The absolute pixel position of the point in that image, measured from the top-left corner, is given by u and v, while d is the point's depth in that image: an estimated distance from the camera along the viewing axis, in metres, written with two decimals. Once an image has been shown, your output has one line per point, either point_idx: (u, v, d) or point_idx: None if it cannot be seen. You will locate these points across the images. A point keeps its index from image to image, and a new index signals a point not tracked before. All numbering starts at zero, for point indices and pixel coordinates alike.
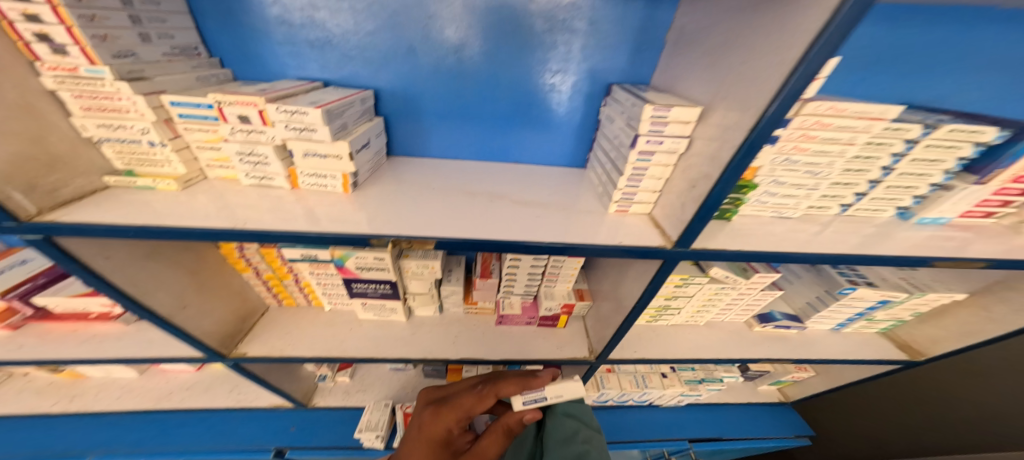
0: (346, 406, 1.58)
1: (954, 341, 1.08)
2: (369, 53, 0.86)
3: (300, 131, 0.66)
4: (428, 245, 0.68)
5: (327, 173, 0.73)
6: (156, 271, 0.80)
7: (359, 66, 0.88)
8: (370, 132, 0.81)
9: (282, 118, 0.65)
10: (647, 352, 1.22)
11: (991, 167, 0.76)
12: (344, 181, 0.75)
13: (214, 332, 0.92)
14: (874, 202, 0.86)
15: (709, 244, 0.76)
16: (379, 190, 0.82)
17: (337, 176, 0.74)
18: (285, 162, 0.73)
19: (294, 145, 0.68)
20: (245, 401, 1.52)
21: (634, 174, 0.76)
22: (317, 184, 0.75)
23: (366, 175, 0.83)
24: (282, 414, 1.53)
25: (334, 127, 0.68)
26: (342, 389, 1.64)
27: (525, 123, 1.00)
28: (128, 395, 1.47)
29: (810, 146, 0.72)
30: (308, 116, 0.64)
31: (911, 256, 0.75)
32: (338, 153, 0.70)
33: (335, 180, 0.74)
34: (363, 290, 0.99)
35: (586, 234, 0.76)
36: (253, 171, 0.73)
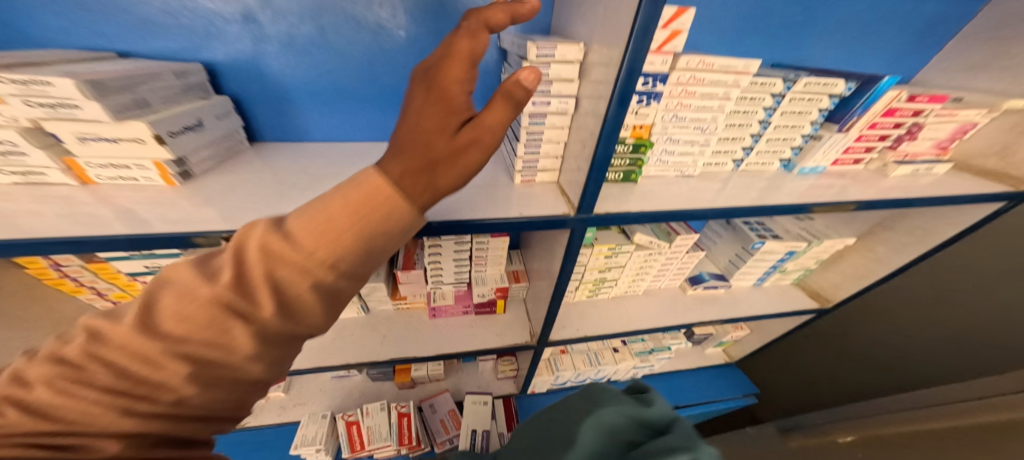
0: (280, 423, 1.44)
1: (847, 285, 1.17)
2: (188, 20, 0.68)
3: (52, 108, 0.48)
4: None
5: (129, 163, 0.58)
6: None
7: (179, 37, 0.69)
8: (201, 111, 0.64)
9: (14, 92, 0.46)
10: (588, 329, 1.19)
11: (847, 115, 0.78)
12: (161, 171, 0.60)
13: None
14: (761, 156, 0.87)
15: (612, 208, 0.71)
16: (231, 180, 0.67)
17: (147, 165, 0.59)
18: (54, 150, 0.56)
19: (53, 127, 0.51)
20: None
21: (531, 140, 0.70)
22: (118, 175, 0.60)
23: (203, 164, 0.68)
24: None
25: (115, 103, 0.50)
26: (277, 405, 1.48)
27: None
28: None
29: (691, 102, 0.71)
30: (54, 88, 0.46)
31: (797, 204, 0.77)
32: (137, 137, 0.54)
33: (147, 169, 0.59)
34: None
35: (482, 208, 0.69)
36: (5, 165, 0.54)
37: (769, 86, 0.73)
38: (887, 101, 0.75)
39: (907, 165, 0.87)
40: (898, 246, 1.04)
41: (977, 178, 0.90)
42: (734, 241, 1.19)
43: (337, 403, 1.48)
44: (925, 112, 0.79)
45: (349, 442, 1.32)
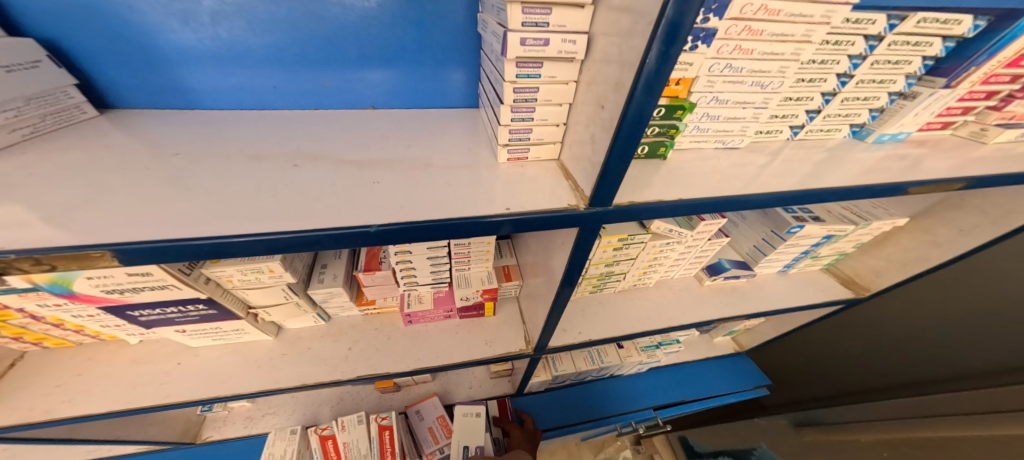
0: (248, 435, 1.29)
1: (893, 270, 1.03)
2: None
3: None
4: (103, 260, 0.36)
5: None
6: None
7: None
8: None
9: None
10: (593, 332, 1.02)
11: (962, 66, 0.59)
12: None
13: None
14: (828, 122, 0.66)
15: (637, 196, 0.51)
16: (58, 162, 0.45)
17: None
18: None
19: None
20: (100, 449, 1.22)
21: (520, 99, 0.48)
22: None
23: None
24: (162, 456, 1.22)
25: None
26: (243, 415, 1.33)
27: (366, 47, 0.63)
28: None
29: (755, 46, 0.48)
30: None
31: (879, 184, 0.58)
32: None
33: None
34: (158, 315, 0.65)
35: (458, 199, 0.48)
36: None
37: (868, 25, 0.52)
38: (1022, 45, 0.56)
39: (1015, 129, 0.68)
40: (967, 226, 0.90)
41: None
42: (760, 223, 1.01)
43: (311, 413, 1.33)
44: None
45: (324, 455, 1.20)
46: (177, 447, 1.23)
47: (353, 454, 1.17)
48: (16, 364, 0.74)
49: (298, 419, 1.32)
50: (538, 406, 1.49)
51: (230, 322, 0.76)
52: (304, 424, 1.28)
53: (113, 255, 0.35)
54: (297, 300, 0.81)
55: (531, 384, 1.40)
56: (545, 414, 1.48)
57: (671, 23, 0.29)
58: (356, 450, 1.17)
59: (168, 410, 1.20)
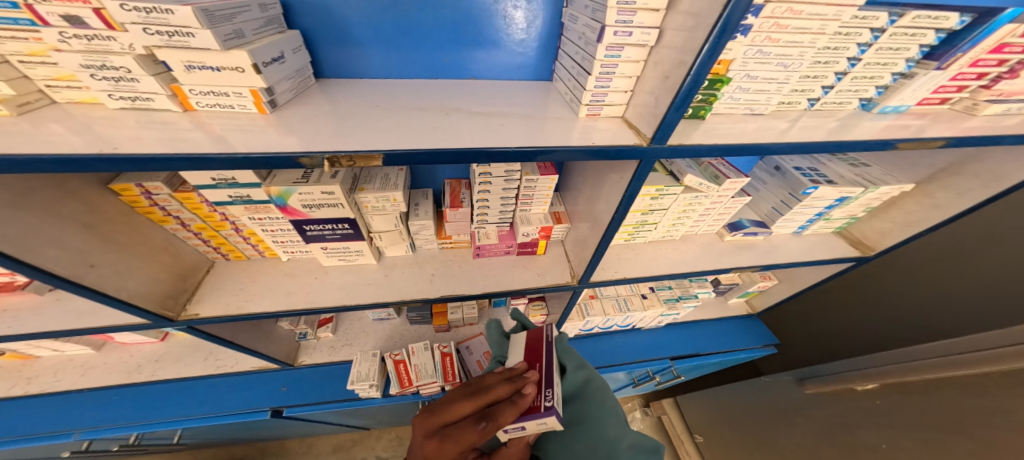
0: (333, 362, 1.56)
1: (896, 233, 1.16)
2: None
3: (170, 36, 0.53)
4: (375, 161, 0.59)
5: (228, 90, 0.61)
6: (53, 237, 0.66)
7: None
8: (282, 43, 0.67)
9: (136, 20, 0.51)
10: (628, 272, 1.22)
11: (950, 52, 0.74)
12: (256, 99, 0.63)
13: (148, 294, 0.81)
14: (840, 95, 0.83)
15: (685, 141, 0.71)
16: (305, 110, 0.69)
17: (244, 93, 0.61)
18: (163, 77, 0.58)
19: (167, 55, 0.55)
20: (225, 366, 1.50)
21: (603, 72, 0.68)
22: (216, 105, 0.63)
23: (286, 97, 0.70)
24: (272, 374, 1.51)
25: (221, 31, 0.55)
26: (327, 345, 1.62)
27: (480, 28, 0.86)
28: (94, 374, 1.41)
29: (780, 37, 0.67)
30: (175, 16, 0.51)
31: (875, 141, 0.75)
32: (238, 65, 0.57)
33: (244, 98, 0.62)
34: (319, 231, 0.89)
35: (562, 140, 0.69)
36: (117, 89, 0.58)
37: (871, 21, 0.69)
38: (1001, 35, 0.70)
39: (1001, 104, 0.81)
40: (960, 191, 1.00)
41: None
42: (780, 187, 1.18)
43: (382, 343, 1.60)
44: None
45: (399, 380, 1.42)
46: (281, 368, 1.53)
47: (422, 373, 1.43)
48: (209, 271, 0.99)
49: (372, 348, 1.59)
50: None
51: (356, 243, 1.00)
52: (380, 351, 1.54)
53: (379, 156, 0.58)
54: (401, 228, 1.04)
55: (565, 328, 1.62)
56: None
57: (723, 24, 0.49)
58: (425, 370, 1.43)
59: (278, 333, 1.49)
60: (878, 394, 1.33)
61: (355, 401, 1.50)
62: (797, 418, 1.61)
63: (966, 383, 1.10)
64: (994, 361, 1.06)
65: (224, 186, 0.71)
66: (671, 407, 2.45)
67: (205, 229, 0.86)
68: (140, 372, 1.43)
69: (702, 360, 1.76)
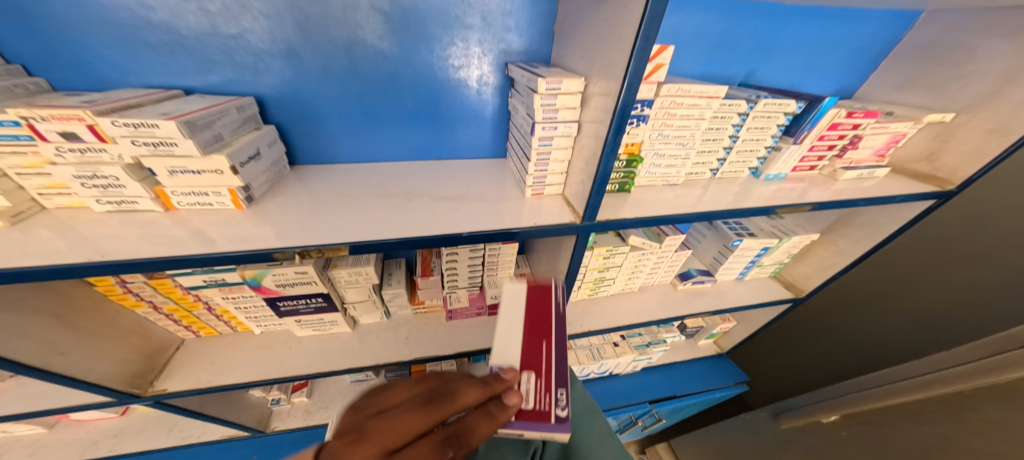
0: (308, 425, 1.43)
1: (815, 274, 1.32)
2: (242, 57, 0.80)
3: (155, 146, 0.59)
4: (341, 252, 0.67)
5: (208, 190, 0.68)
6: (26, 328, 0.68)
7: (233, 72, 0.81)
8: (257, 142, 0.76)
9: (126, 134, 0.58)
10: (592, 324, 1.30)
11: (798, 130, 0.96)
12: (233, 197, 0.71)
13: (111, 375, 0.80)
14: (733, 165, 1.03)
15: (612, 216, 0.84)
16: (279, 201, 0.78)
17: (222, 192, 0.69)
18: (147, 182, 0.66)
19: (151, 162, 0.61)
20: (192, 437, 1.39)
21: (540, 158, 0.83)
22: (196, 203, 0.70)
23: (262, 189, 0.79)
24: (238, 444, 1.40)
25: (201, 139, 0.62)
26: (301, 409, 1.48)
27: (438, 117, 1.02)
28: (47, 451, 1.24)
29: (673, 121, 0.87)
30: (159, 129, 0.58)
31: (765, 207, 0.93)
32: (218, 168, 0.65)
33: (222, 196, 0.70)
34: (293, 306, 0.93)
35: (512, 218, 0.81)
36: (104, 195, 0.65)
37: (735, 108, 0.90)
38: (830, 118, 0.93)
39: (854, 170, 1.04)
40: (855, 238, 1.19)
41: (911, 180, 1.06)
42: (715, 240, 1.35)
43: None
44: (863, 125, 0.96)
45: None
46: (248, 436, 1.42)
47: None
48: (179, 348, 0.99)
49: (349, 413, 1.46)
50: None
51: (330, 315, 1.03)
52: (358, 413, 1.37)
53: (343, 247, 0.67)
54: (374, 297, 1.09)
55: None
56: None
57: (617, 122, 0.66)
58: None
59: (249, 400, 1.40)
60: (843, 425, 1.27)
61: None
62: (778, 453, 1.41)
63: (911, 412, 1.09)
64: (930, 386, 1.08)
65: (199, 272, 0.77)
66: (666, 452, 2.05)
67: (176, 310, 0.89)
68: (95, 449, 1.28)
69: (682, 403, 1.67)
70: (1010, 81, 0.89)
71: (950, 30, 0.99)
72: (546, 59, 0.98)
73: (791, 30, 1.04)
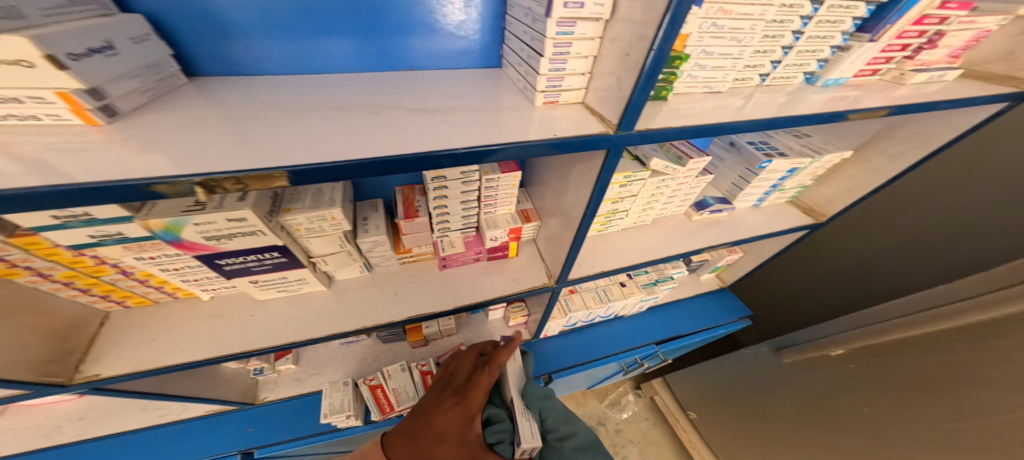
0: (302, 394, 1.22)
1: (841, 198, 1.21)
2: None
3: None
4: (277, 180, 0.45)
5: (14, 93, 0.41)
6: None
7: None
8: (107, 27, 0.46)
9: None
10: (604, 264, 1.17)
11: (880, 25, 0.77)
12: (74, 105, 0.43)
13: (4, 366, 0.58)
14: (787, 69, 0.83)
15: (652, 126, 0.65)
16: (170, 118, 0.51)
17: (50, 98, 0.42)
18: None
19: None
20: (171, 414, 1.14)
21: (557, 53, 0.59)
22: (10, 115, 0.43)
23: (138, 103, 0.51)
24: (225, 419, 1.17)
25: None
26: (292, 376, 1.26)
27: (399, 4, 0.72)
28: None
29: (733, 8, 0.64)
30: None
31: (831, 112, 0.76)
32: (22, 58, 0.38)
33: (52, 104, 0.42)
34: (240, 264, 0.71)
35: (521, 132, 0.60)
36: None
37: (798, 10, 0.70)
38: (923, 7, 0.74)
39: (924, 72, 0.86)
40: (894, 155, 1.06)
41: (979, 83, 0.91)
42: (737, 163, 1.19)
43: (355, 369, 1.29)
44: (950, 19, 0.79)
45: (377, 406, 1.16)
46: (238, 409, 1.18)
47: (403, 398, 1.16)
48: (105, 323, 0.75)
49: (344, 375, 1.27)
50: (554, 350, 1.53)
51: (296, 271, 0.82)
52: (354, 379, 1.24)
53: (287, 175, 0.45)
54: (349, 248, 0.88)
55: (546, 328, 1.45)
56: (561, 356, 1.52)
57: None
58: (405, 393, 1.17)
59: (224, 371, 1.15)
60: (851, 357, 1.26)
61: (332, 434, 1.21)
62: (778, 387, 1.49)
63: (926, 340, 1.06)
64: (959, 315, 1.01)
65: (77, 224, 0.53)
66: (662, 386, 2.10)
67: (78, 277, 0.65)
68: None
69: (685, 340, 1.67)
70: None
71: None
72: None
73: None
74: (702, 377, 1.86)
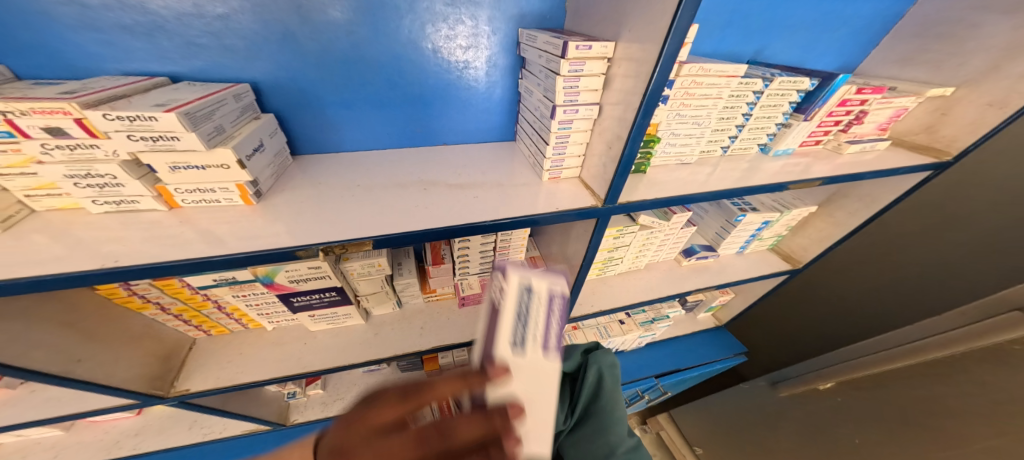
0: (328, 417, 1.34)
1: (814, 246, 1.37)
2: (231, 40, 0.72)
3: (154, 140, 0.53)
4: (365, 246, 0.64)
5: (213, 186, 0.63)
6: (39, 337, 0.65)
7: (219, 55, 0.73)
8: (260, 132, 0.69)
9: (120, 128, 0.52)
10: (603, 303, 1.32)
11: (810, 107, 0.97)
12: (242, 192, 0.65)
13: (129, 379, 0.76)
14: (744, 142, 1.04)
15: (631, 197, 0.84)
16: (289, 196, 0.72)
17: (230, 187, 0.64)
18: (147, 179, 0.59)
19: (151, 158, 0.56)
20: (213, 433, 1.27)
21: (559, 141, 0.81)
22: (201, 201, 0.64)
23: (270, 184, 0.73)
24: (260, 438, 1.30)
25: (205, 132, 0.56)
26: (320, 401, 1.39)
27: (442, 102, 0.96)
28: (33, 453, 1.12)
29: (691, 102, 0.86)
30: (157, 122, 0.51)
31: (778, 183, 0.95)
32: (222, 163, 0.59)
33: (230, 192, 0.64)
34: (306, 301, 0.89)
35: (533, 204, 0.79)
36: (101, 196, 0.59)
37: (745, 96, 0.91)
38: (841, 94, 0.94)
39: (857, 143, 1.06)
40: (852, 210, 1.24)
41: (909, 152, 1.10)
42: (717, 215, 1.37)
43: None
44: (869, 101, 0.99)
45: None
46: (271, 428, 1.31)
47: None
48: (192, 348, 0.93)
49: None
50: None
51: (344, 308, 1.00)
52: None
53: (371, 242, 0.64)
54: (387, 289, 1.06)
55: None
56: None
57: (646, 107, 0.64)
58: None
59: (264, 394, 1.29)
60: (839, 391, 1.35)
61: None
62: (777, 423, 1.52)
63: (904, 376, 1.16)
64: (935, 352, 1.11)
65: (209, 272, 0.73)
66: (668, 421, 2.09)
67: (186, 311, 0.84)
68: None
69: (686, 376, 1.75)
70: (1009, 56, 0.91)
71: (950, 9, 1.01)
72: (560, 25, 0.90)
73: (797, 5, 1.03)
74: (704, 413, 1.90)
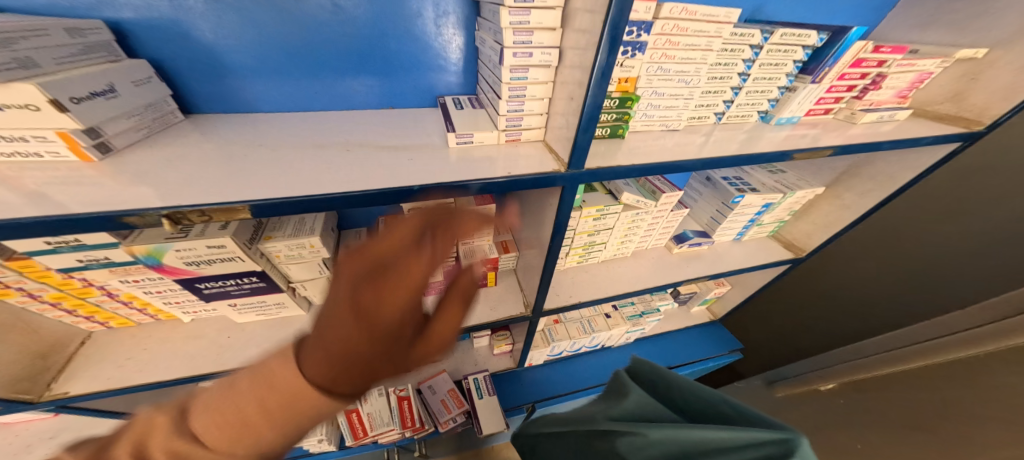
0: None
1: (818, 233, 1.23)
2: None
3: None
4: (241, 213, 0.50)
5: (25, 133, 0.48)
6: None
7: None
8: (107, 72, 0.54)
9: None
10: (583, 294, 1.18)
11: (819, 67, 0.83)
12: (70, 144, 0.50)
13: None
14: (741, 109, 0.89)
15: (604, 164, 0.69)
16: (156, 155, 0.57)
17: (52, 137, 0.49)
18: None
19: None
20: None
21: (513, 96, 0.65)
22: (12, 152, 0.50)
23: (129, 139, 0.58)
24: None
25: None
26: None
27: (381, 56, 0.80)
28: None
29: (676, 53, 0.71)
30: None
31: (781, 152, 0.80)
32: (28, 103, 0.44)
33: (52, 142, 0.49)
34: (219, 288, 0.75)
35: (482, 168, 0.65)
36: None
37: (739, 53, 0.77)
38: (855, 51, 0.80)
39: (873, 112, 0.92)
40: (863, 191, 1.09)
41: (932, 122, 0.95)
42: (713, 197, 1.23)
43: None
44: (888, 62, 0.85)
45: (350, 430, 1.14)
46: None
47: (377, 423, 1.15)
48: (86, 342, 0.79)
49: None
50: (539, 380, 1.50)
51: (274, 296, 0.85)
52: None
53: (249, 208, 0.50)
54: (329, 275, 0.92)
55: (530, 358, 1.44)
56: (546, 387, 1.48)
57: (609, 39, 0.49)
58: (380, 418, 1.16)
59: None
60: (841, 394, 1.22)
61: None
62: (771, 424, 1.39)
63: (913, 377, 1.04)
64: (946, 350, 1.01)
65: (67, 250, 0.59)
66: None
67: (66, 298, 0.69)
68: None
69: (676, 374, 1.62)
70: None
71: None
72: None
73: None
74: None
